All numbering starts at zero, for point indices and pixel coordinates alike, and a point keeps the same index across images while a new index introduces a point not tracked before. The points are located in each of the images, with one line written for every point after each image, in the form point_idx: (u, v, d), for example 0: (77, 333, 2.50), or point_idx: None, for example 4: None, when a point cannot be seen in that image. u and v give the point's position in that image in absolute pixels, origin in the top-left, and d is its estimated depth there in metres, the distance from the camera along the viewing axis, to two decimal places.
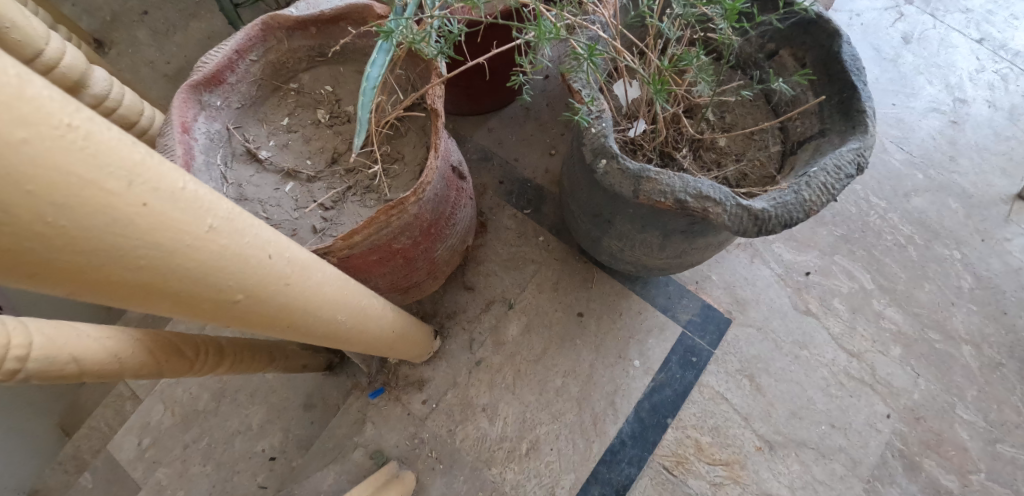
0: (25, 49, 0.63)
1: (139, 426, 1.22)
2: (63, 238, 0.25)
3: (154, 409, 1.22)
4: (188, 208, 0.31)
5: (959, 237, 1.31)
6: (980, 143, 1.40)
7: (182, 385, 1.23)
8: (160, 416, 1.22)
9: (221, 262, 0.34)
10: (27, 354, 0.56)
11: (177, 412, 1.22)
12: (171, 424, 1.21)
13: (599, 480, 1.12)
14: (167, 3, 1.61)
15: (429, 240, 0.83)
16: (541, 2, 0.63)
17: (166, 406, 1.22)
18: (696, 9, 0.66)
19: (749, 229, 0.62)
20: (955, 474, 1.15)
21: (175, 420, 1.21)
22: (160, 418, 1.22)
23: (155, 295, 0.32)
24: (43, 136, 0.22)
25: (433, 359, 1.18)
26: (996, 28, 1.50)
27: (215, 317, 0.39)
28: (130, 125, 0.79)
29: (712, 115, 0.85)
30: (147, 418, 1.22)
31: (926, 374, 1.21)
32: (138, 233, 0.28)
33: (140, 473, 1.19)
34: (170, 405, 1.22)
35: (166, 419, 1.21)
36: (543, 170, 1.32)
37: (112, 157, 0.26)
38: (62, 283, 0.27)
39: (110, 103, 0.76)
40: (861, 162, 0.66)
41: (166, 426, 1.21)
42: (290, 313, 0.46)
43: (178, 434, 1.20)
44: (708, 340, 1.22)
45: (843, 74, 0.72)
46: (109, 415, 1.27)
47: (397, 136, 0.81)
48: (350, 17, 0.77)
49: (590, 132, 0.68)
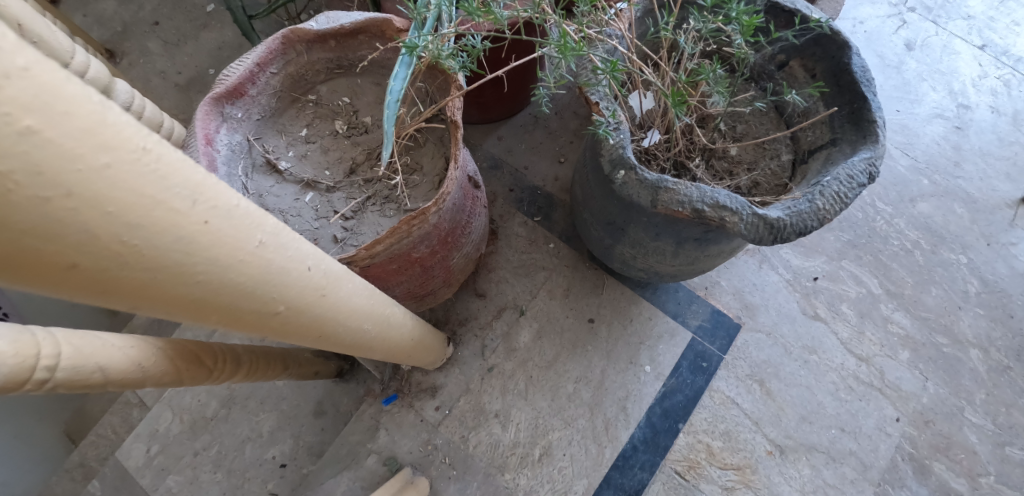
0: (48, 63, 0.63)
1: (147, 434, 1.22)
2: (135, 256, 0.24)
3: (162, 416, 1.23)
4: (241, 224, 0.30)
5: (965, 242, 1.33)
6: (984, 148, 1.41)
7: (189, 392, 1.25)
8: (168, 423, 1.23)
9: (267, 276, 0.35)
10: (56, 364, 0.57)
11: (185, 420, 1.23)
12: (179, 431, 1.22)
13: (612, 485, 1.13)
14: (177, 13, 1.63)
15: (446, 248, 0.84)
16: (563, 18, 0.65)
17: (174, 414, 1.23)
18: (711, 25, 0.68)
19: (764, 237, 0.64)
20: (965, 477, 1.16)
21: (183, 428, 1.22)
22: (169, 426, 1.23)
23: (208, 309, 0.32)
24: (122, 160, 0.22)
25: (445, 365, 1.19)
26: (998, 35, 1.52)
27: (254, 328, 0.39)
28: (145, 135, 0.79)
29: (723, 125, 0.86)
30: (155, 425, 1.23)
31: (934, 378, 1.22)
32: (200, 250, 0.27)
33: (148, 481, 1.19)
34: (178, 413, 1.23)
35: (175, 426, 1.22)
36: (553, 178, 1.33)
37: (181, 178, 0.25)
38: (127, 299, 0.27)
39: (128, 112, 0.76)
40: (872, 171, 0.67)
41: (174, 433, 1.22)
42: (322, 323, 0.47)
43: (187, 441, 1.21)
44: (718, 345, 1.23)
45: (854, 85, 0.73)
46: (115, 422, 1.31)
47: (416, 147, 0.82)
48: (370, 31, 0.78)
49: (609, 143, 0.69)
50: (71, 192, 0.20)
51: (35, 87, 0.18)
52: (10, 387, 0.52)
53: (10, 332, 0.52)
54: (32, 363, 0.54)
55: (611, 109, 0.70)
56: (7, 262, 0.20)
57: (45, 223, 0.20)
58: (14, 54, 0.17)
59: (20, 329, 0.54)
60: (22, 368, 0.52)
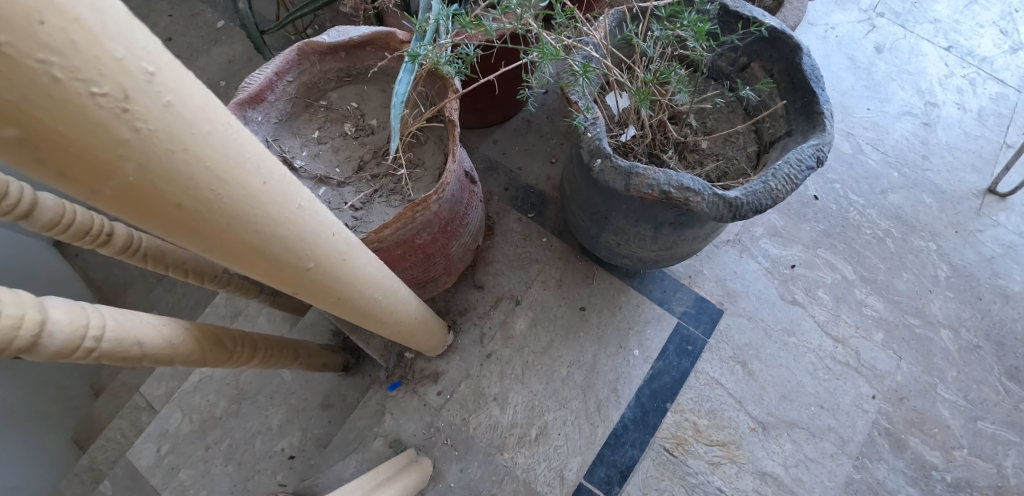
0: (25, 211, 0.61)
1: (158, 434, 1.30)
2: (219, 203, 0.33)
3: (173, 416, 1.31)
4: (288, 187, 0.39)
5: (934, 229, 1.41)
6: (951, 142, 1.50)
7: (199, 393, 1.32)
8: (178, 423, 1.31)
9: (305, 235, 0.44)
10: (102, 334, 0.62)
11: (195, 419, 1.30)
12: (189, 431, 1.30)
13: (604, 462, 1.20)
14: (189, 30, 1.72)
15: (445, 236, 0.93)
16: (544, 28, 0.75)
17: (184, 414, 1.31)
18: (671, 31, 0.78)
19: (724, 214, 0.73)
20: (939, 450, 1.23)
21: (193, 427, 1.30)
22: (179, 425, 1.30)
23: (259, 257, 0.41)
24: (219, 129, 0.31)
25: (447, 353, 1.27)
26: (963, 37, 1.62)
27: (290, 282, 0.48)
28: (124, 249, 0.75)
29: (694, 121, 0.96)
30: (165, 426, 1.31)
31: (908, 357, 1.30)
32: (259, 204, 0.36)
33: (159, 479, 1.27)
34: (188, 413, 1.31)
35: (184, 426, 1.30)
36: (545, 177, 1.42)
37: (251, 147, 0.34)
38: (206, 242, 0.36)
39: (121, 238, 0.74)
40: (820, 156, 0.76)
41: (184, 432, 1.30)
42: (343, 286, 0.56)
43: (197, 439, 1.29)
44: (702, 330, 1.31)
45: (804, 82, 0.83)
46: (125, 426, 1.41)
47: (417, 144, 0.92)
48: (376, 42, 0.88)
49: (587, 136, 0.79)
50: (189, 149, 0.29)
51: (175, 76, 0.27)
52: (63, 353, 0.57)
53: (64, 304, 0.57)
54: (83, 332, 0.59)
55: (588, 107, 0.79)
56: (142, 199, 0.29)
57: (172, 171, 0.29)
58: (163, 54, 0.26)
59: (71, 302, 0.59)
60: (75, 335, 0.57)
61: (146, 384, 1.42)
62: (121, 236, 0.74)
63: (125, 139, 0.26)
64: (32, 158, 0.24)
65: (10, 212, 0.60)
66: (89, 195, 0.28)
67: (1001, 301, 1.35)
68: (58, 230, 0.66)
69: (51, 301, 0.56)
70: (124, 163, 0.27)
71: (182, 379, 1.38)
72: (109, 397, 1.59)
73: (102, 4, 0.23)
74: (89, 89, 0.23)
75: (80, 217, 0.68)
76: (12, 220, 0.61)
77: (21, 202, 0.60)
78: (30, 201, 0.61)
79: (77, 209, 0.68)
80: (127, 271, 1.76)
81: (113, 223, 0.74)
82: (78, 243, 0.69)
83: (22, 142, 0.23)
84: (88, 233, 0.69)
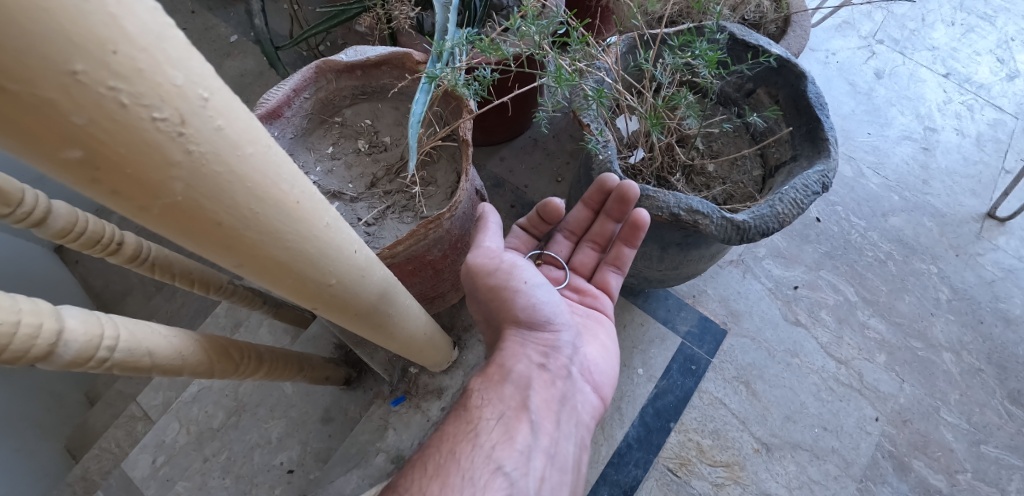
0: (34, 216, 0.62)
1: (154, 445, 1.29)
2: (256, 221, 0.34)
3: (169, 427, 1.30)
4: (316, 205, 0.40)
5: (935, 252, 1.42)
6: (950, 167, 1.52)
7: (197, 404, 1.32)
8: (175, 434, 1.29)
9: (329, 251, 0.44)
10: (115, 344, 0.61)
11: (192, 431, 1.29)
12: (185, 442, 1.28)
13: (608, 481, 1.20)
14: (202, 43, 1.75)
15: (456, 253, 0.94)
16: (560, 54, 0.76)
17: (181, 424, 1.30)
18: (682, 59, 0.80)
19: (732, 237, 0.74)
20: (942, 473, 1.23)
21: (189, 439, 1.29)
22: (176, 436, 1.29)
23: (285, 273, 0.42)
24: (259, 152, 0.32)
25: (451, 368, 1.27)
26: (961, 64, 1.65)
27: (313, 297, 0.49)
28: (133, 258, 0.75)
29: (700, 144, 0.99)
30: (162, 437, 1.29)
31: (911, 380, 1.30)
32: (291, 222, 0.37)
33: (153, 491, 1.25)
34: (185, 424, 1.30)
35: (181, 437, 1.29)
36: (551, 195, 1.44)
37: (287, 167, 0.35)
38: (239, 256, 0.37)
39: (130, 247, 0.74)
40: (825, 182, 0.77)
41: (181, 444, 1.28)
42: (358, 302, 0.56)
43: (194, 451, 1.27)
44: (706, 349, 1.32)
45: (809, 109, 0.85)
46: (120, 436, 1.39)
47: (430, 162, 0.94)
48: (391, 63, 0.89)
49: (598, 158, 0.80)
50: (233, 171, 0.30)
51: (226, 102, 0.28)
52: (77, 362, 0.57)
53: (80, 313, 0.57)
54: (97, 342, 0.59)
55: (600, 129, 0.81)
56: (184, 216, 0.30)
57: (216, 190, 0.30)
58: (214, 81, 0.28)
59: (86, 312, 0.59)
60: (90, 345, 0.57)
61: (145, 393, 1.41)
62: (131, 245, 0.75)
63: (177, 160, 0.27)
64: (87, 178, 0.26)
65: (23, 220, 0.62)
66: (139, 212, 0.29)
67: (1003, 324, 1.36)
68: (66, 237, 0.66)
69: (66, 310, 0.56)
70: (172, 184, 0.28)
71: (180, 390, 1.37)
72: (105, 407, 1.58)
73: (165, 33, 0.24)
74: (150, 114, 0.24)
75: (92, 226, 0.68)
76: (24, 224, 0.62)
77: (35, 209, 0.62)
78: (44, 208, 0.63)
79: (90, 217, 0.68)
80: (128, 279, 1.76)
81: (124, 233, 0.74)
82: (88, 252, 0.69)
83: (83, 163, 0.24)
84: (99, 241, 0.69)
